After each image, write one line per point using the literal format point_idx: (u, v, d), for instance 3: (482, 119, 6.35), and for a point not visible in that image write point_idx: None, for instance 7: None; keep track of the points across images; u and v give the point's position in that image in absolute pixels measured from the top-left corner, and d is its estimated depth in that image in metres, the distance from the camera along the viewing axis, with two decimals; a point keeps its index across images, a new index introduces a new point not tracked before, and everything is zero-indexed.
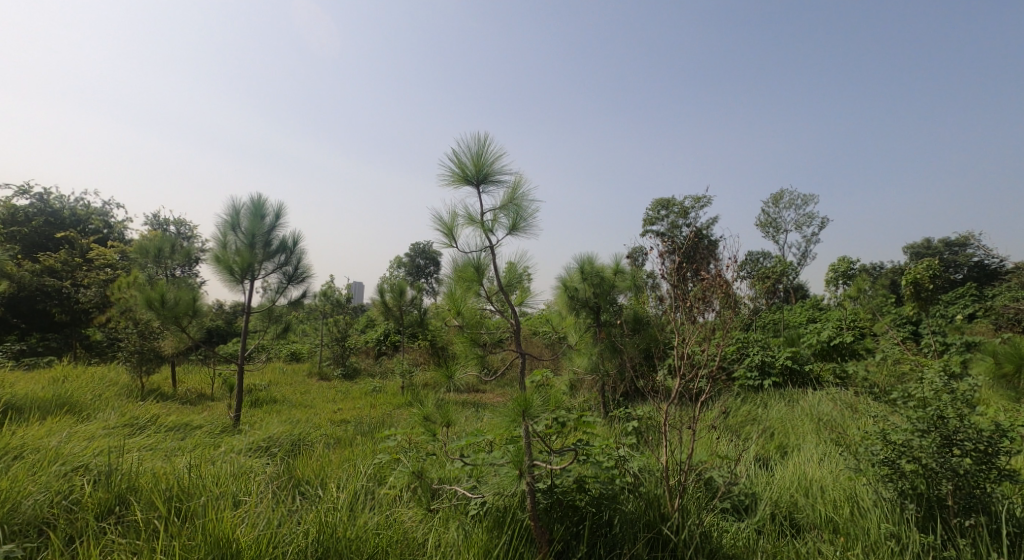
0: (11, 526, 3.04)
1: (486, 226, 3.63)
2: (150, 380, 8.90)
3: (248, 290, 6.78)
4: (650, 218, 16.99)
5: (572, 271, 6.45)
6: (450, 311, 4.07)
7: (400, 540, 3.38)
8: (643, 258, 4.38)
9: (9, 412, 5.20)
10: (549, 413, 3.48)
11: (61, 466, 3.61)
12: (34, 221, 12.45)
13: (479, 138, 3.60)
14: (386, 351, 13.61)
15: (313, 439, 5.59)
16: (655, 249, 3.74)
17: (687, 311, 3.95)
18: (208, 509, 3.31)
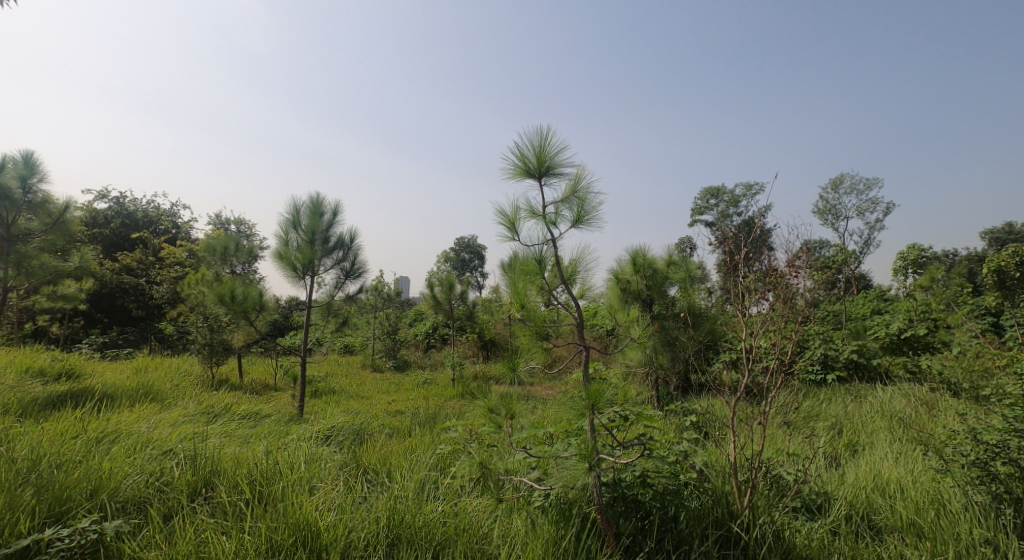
0: (114, 502, 3.24)
1: (549, 219, 3.63)
2: (220, 371, 9.37)
3: (309, 286, 7.04)
4: (699, 207, 16.45)
5: (623, 264, 6.35)
6: (512, 304, 4.05)
7: (467, 529, 3.44)
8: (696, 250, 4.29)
9: (101, 399, 5.58)
10: (614, 406, 3.45)
11: (152, 450, 3.86)
12: (112, 223, 13.30)
13: (540, 131, 3.60)
14: (435, 344, 13.90)
15: (374, 429, 5.78)
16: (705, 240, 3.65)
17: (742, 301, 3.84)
18: (287, 494, 3.46)
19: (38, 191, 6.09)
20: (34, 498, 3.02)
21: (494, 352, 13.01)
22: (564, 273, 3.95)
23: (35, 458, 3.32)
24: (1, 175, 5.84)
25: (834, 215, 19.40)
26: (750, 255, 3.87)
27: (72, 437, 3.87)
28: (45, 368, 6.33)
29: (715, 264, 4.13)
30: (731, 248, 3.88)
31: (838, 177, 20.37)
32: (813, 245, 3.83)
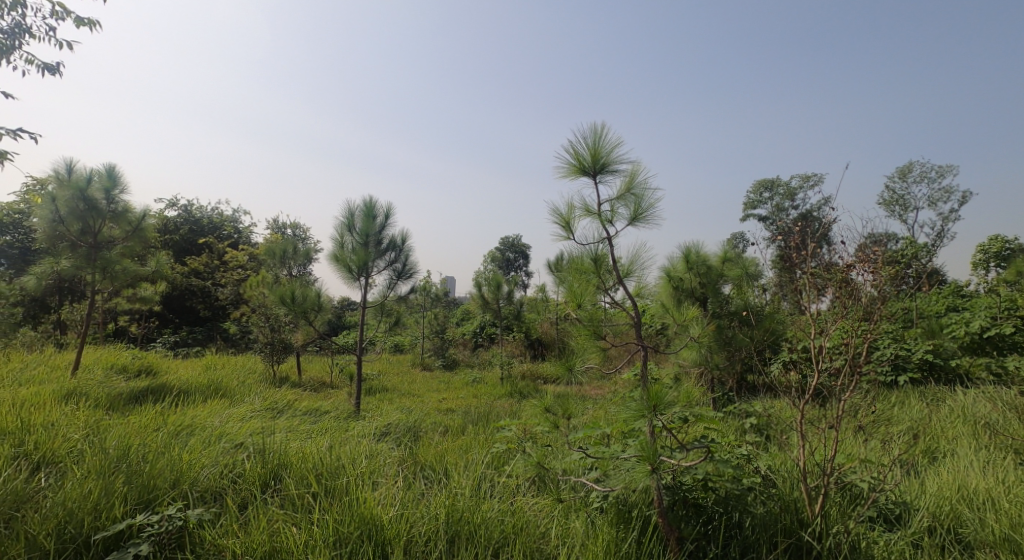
0: (194, 491, 3.41)
1: (604, 217, 3.60)
2: (280, 369, 9.75)
3: (363, 287, 7.25)
4: (752, 201, 15.91)
5: (676, 261, 6.22)
6: (568, 304, 3.99)
7: (524, 528, 3.45)
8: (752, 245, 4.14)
9: (177, 395, 5.90)
10: (675, 408, 3.37)
11: (226, 443, 4.07)
12: (181, 229, 14.06)
13: (595, 129, 3.57)
14: (482, 343, 14.02)
15: (427, 426, 5.88)
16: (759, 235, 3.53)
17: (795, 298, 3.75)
18: (352, 488, 3.57)
19: (119, 201, 6.50)
20: (126, 486, 3.21)
21: (542, 351, 13.02)
22: (620, 271, 3.91)
23: (124, 448, 3.55)
24: (87, 187, 6.26)
25: (903, 206, 18.35)
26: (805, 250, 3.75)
27: (153, 430, 4.11)
28: (126, 365, 6.76)
29: (770, 261, 4.04)
30: (787, 242, 3.79)
31: (907, 165, 19.29)
32: (880, 239, 3.62)
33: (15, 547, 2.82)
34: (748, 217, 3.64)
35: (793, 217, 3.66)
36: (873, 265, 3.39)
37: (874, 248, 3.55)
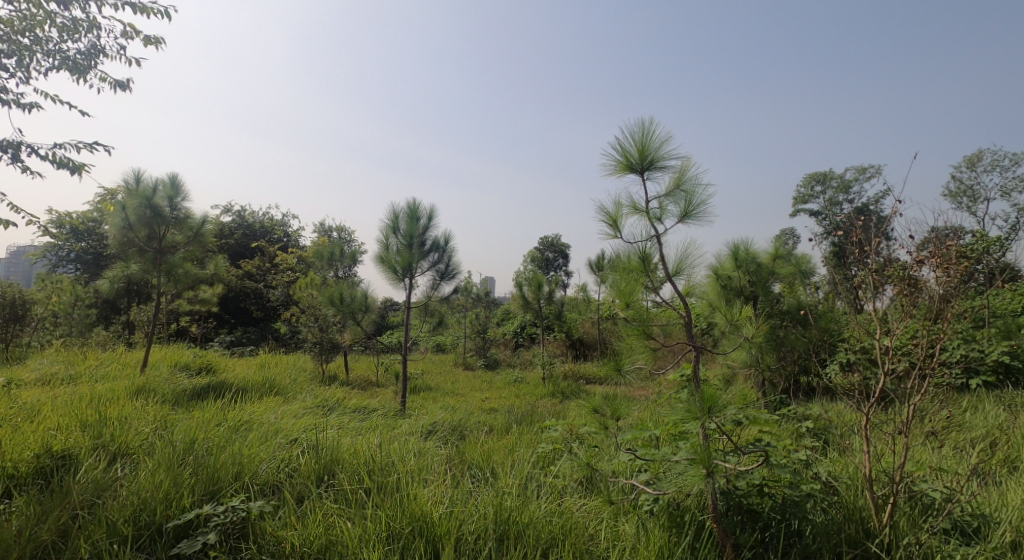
0: (255, 484, 3.54)
1: (653, 215, 3.55)
2: (329, 367, 10.01)
3: (408, 287, 7.38)
4: (803, 197, 15.36)
5: (724, 259, 6.06)
6: (616, 304, 3.94)
7: (572, 529, 3.43)
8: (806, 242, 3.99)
9: (235, 392, 6.14)
10: (729, 411, 3.27)
11: (282, 438, 4.21)
12: (235, 233, 14.63)
13: (643, 124, 3.52)
14: (523, 343, 14.03)
15: (472, 425, 5.93)
16: (814, 231, 3.39)
17: (853, 295, 3.62)
18: (403, 485, 3.63)
19: (182, 208, 6.80)
20: (193, 477, 3.36)
21: (584, 351, 12.92)
22: (669, 270, 3.84)
23: (190, 442, 3.72)
24: (153, 196, 6.59)
25: (971, 196, 17.30)
26: (863, 245, 3.62)
27: (215, 425, 4.28)
28: (188, 363, 7.08)
29: (823, 258, 3.92)
30: (843, 237, 3.66)
31: (976, 155, 18.19)
32: (946, 234, 3.42)
33: (97, 531, 2.95)
34: (802, 212, 3.51)
35: (849, 213, 3.50)
36: (939, 260, 3.24)
37: (940, 243, 3.36)
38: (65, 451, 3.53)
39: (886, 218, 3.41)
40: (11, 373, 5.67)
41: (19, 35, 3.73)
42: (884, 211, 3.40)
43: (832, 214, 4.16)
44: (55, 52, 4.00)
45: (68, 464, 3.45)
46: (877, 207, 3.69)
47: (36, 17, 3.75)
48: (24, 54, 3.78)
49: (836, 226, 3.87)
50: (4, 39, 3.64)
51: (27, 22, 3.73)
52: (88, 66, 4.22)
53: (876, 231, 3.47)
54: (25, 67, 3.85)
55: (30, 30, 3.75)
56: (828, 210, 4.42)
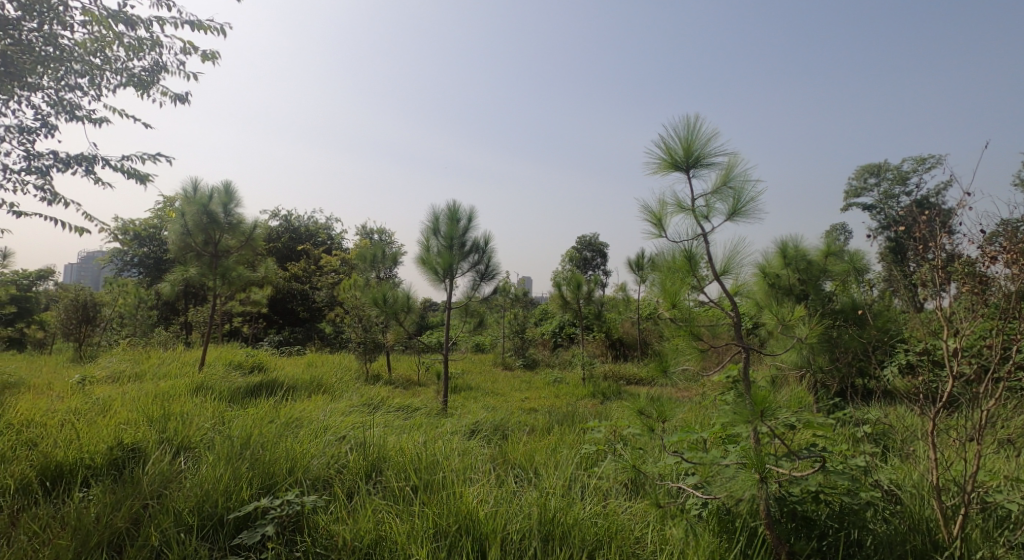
0: (307, 479, 3.64)
1: (699, 213, 3.49)
2: (372, 367, 10.22)
3: (449, 288, 7.45)
4: (856, 189, 14.74)
5: (771, 257, 5.89)
6: (662, 304, 3.87)
7: (618, 532, 3.39)
8: (862, 238, 3.82)
9: (285, 389, 6.34)
10: (783, 415, 3.17)
11: (331, 435, 4.33)
12: (282, 237, 15.10)
13: (688, 121, 3.46)
14: (562, 343, 13.98)
15: (513, 425, 5.95)
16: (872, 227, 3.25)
17: (913, 293, 3.45)
18: (449, 482, 3.68)
19: (235, 213, 7.07)
20: (251, 472, 3.48)
21: (624, 351, 12.79)
22: (717, 269, 3.75)
23: (246, 437, 3.87)
24: (209, 202, 6.87)
25: None
26: (926, 241, 3.45)
27: (268, 422, 4.43)
28: (242, 362, 7.35)
29: (879, 254, 3.76)
30: (902, 232, 3.50)
31: None
32: (1018, 229, 3.21)
33: (165, 520, 3.08)
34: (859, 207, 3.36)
35: (909, 207, 3.34)
36: (1012, 256, 3.05)
37: (1011, 237, 3.17)
38: (134, 444, 3.72)
39: (952, 212, 3.24)
40: (83, 371, 6.00)
41: (90, 56, 3.95)
42: (948, 204, 3.23)
43: (890, 209, 3.99)
44: (123, 70, 4.21)
45: (137, 455, 3.64)
46: (940, 200, 3.51)
47: (106, 38, 3.95)
48: (95, 73, 4.00)
49: (895, 222, 3.70)
50: (79, 61, 3.85)
51: (99, 43, 3.94)
52: (152, 82, 4.43)
53: (941, 226, 3.29)
54: (96, 86, 4.08)
55: (101, 50, 3.96)
56: (884, 205, 4.24)
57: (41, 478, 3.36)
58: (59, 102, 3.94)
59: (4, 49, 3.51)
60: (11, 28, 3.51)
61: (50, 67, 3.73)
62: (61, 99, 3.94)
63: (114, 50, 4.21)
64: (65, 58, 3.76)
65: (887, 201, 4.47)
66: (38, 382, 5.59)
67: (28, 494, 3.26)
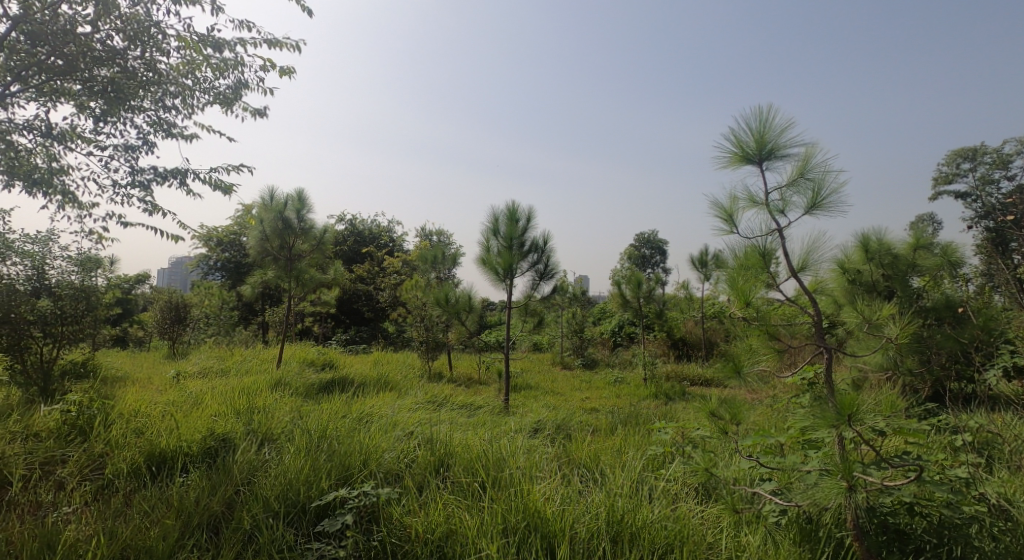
0: (380, 471, 3.74)
1: (774, 207, 3.35)
2: (434, 365, 10.42)
3: (510, 288, 7.49)
4: (947, 175, 13.66)
5: (850, 252, 5.57)
6: (733, 303, 3.73)
7: (690, 536, 3.31)
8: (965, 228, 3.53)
9: (356, 386, 6.59)
10: (871, 420, 2.98)
11: (401, 431, 4.45)
12: (347, 239, 15.63)
13: (760, 112, 3.34)
14: (622, 343, 13.77)
15: (576, 425, 5.91)
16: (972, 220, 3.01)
17: (1018, 290, 3.20)
18: (515, 480, 3.68)
19: (307, 219, 7.38)
20: (329, 464, 3.61)
21: (688, 351, 12.46)
22: (793, 265, 3.59)
23: (323, 431, 4.03)
24: (284, 209, 7.21)
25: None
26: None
27: (341, 417, 4.61)
28: (314, 359, 7.67)
29: (979, 246, 3.49)
30: (1007, 224, 3.21)
31: None
32: None
33: (255, 505, 3.26)
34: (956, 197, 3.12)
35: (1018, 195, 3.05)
36: None
37: None
38: (225, 434, 3.95)
39: None
40: (176, 367, 6.45)
41: (182, 78, 4.20)
42: None
43: (993, 198, 3.67)
44: (210, 90, 4.47)
45: (228, 445, 3.85)
46: None
47: (196, 60, 4.20)
48: (187, 94, 4.26)
49: (999, 211, 3.40)
50: (173, 83, 4.11)
51: (190, 66, 4.20)
52: (236, 98, 4.68)
53: None
54: (188, 105, 4.35)
55: (192, 72, 4.21)
56: (986, 194, 3.91)
57: (148, 463, 3.64)
58: (158, 122, 4.23)
59: (113, 77, 3.82)
60: (117, 58, 3.81)
61: (150, 91, 3.99)
62: (159, 119, 4.23)
63: (202, 71, 4.47)
64: (163, 82, 4.01)
65: (987, 190, 4.13)
66: (140, 376, 6.05)
67: (137, 477, 3.54)
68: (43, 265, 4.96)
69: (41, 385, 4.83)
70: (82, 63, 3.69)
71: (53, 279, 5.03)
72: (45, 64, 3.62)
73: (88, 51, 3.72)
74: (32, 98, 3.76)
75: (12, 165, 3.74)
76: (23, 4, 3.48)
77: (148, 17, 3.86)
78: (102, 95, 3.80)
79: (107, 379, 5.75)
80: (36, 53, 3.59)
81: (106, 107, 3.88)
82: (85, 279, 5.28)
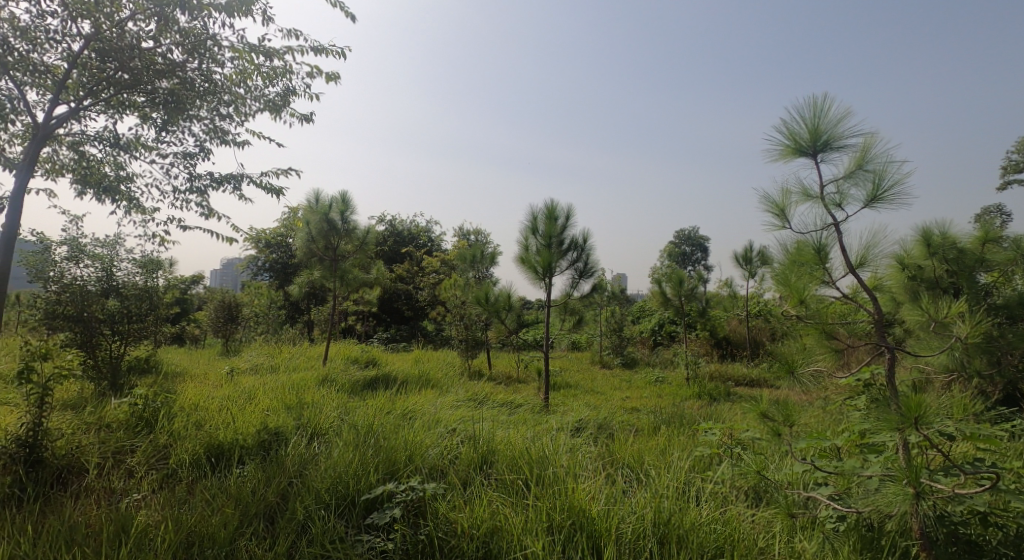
0: (425, 467, 3.76)
1: (831, 201, 3.21)
2: (474, 363, 10.46)
3: (550, 286, 7.45)
4: (1013, 165, 12.88)
5: (910, 247, 5.30)
6: (786, 300, 3.58)
7: (742, 539, 3.21)
8: None
9: (399, 383, 6.67)
10: (939, 423, 2.82)
11: (444, 428, 4.47)
12: (387, 239, 15.87)
13: (814, 102, 3.20)
14: (663, 342, 13.53)
15: (618, 424, 5.82)
16: None
17: None
18: (559, 478, 3.64)
19: (350, 220, 7.50)
20: (376, 459, 3.66)
21: (732, 350, 12.14)
22: (851, 260, 3.43)
23: (369, 427, 4.09)
24: (329, 211, 7.35)
25: None
26: None
27: (386, 413, 4.67)
28: (358, 357, 7.81)
29: None
30: None
31: None
32: None
33: (307, 497, 3.32)
34: None
35: None
36: None
37: None
38: (277, 428, 4.05)
39: None
40: (231, 363, 6.68)
41: (236, 87, 4.29)
42: None
43: None
44: (261, 97, 4.56)
45: (281, 438, 3.96)
46: None
47: (248, 69, 4.29)
48: (240, 102, 4.36)
49: None
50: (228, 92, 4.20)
51: (242, 75, 4.29)
52: (285, 105, 4.76)
53: None
54: (241, 113, 4.45)
55: (244, 81, 4.30)
56: None
57: (207, 454, 3.76)
58: (214, 130, 4.33)
59: (173, 88, 3.94)
60: (177, 70, 3.92)
61: (206, 101, 4.08)
62: (215, 127, 4.33)
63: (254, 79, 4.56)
64: (219, 92, 4.07)
65: None
66: (197, 372, 6.29)
67: (198, 467, 3.66)
68: (112, 267, 5.21)
69: (111, 378, 5.10)
70: (146, 77, 3.83)
71: (120, 280, 5.27)
72: (113, 79, 3.80)
73: (151, 65, 3.85)
74: (102, 111, 3.94)
75: (85, 174, 3.92)
76: (94, 23, 3.62)
77: (205, 30, 3.94)
78: (163, 106, 3.94)
79: (167, 374, 5.99)
80: (106, 68, 3.78)
81: (167, 117, 4.02)
82: (148, 280, 5.47)
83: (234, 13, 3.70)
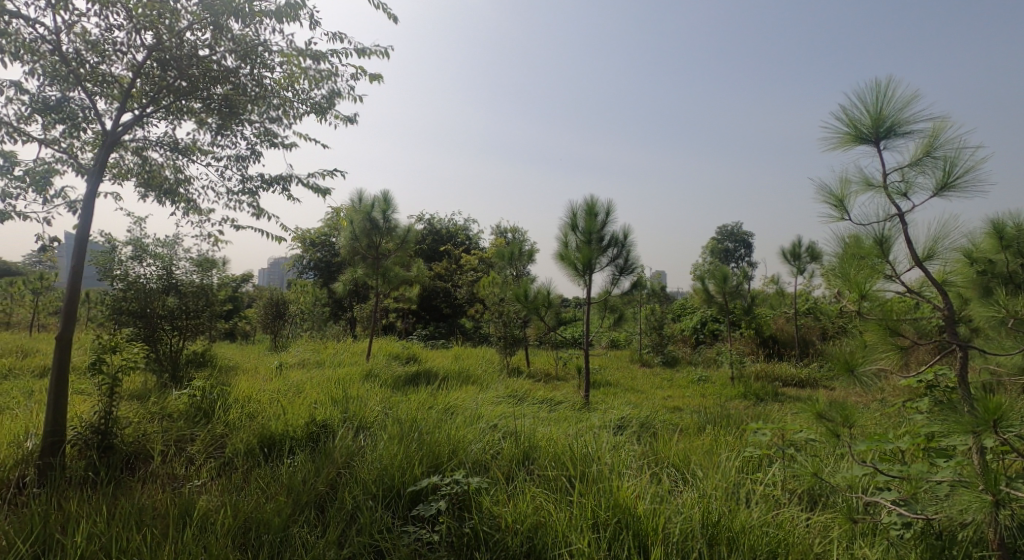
0: (467, 461, 3.75)
1: (896, 190, 3.02)
2: (513, 361, 10.43)
3: (590, 283, 7.35)
4: None
5: (978, 240, 4.98)
6: (846, 295, 3.39)
7: (800, 543, 3.07)
8: None
9: (439, 379, 6.70)
10: (1020, 425, 2.62)
11: (485, 423, 4.45)
12: (426, 238, 16.01)
13: (877, 86, 3.02)
14: (705, 341, 13.22)
15: (660, 424, 5.68)
16: None
17: None
18: (602, 476, 3.56)
19: (392, 218, 7.56)
20: (419, 452, 3.67)
21: (778, 349, 11.76)
22: (916, 253, 3.23)
23: (411, 421, 4.10)
24: (371, 211, 7.44)
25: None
26: None
27: (427, 408, 4.68)
28: (399, 353, 7.89)
29: None
30: None
31: None
32: None
33: (355, 488, 3.36)
34: None
35: None
36: None
37: None
38: (324, 421, 4.11)
39: None
40: (278, 358, 6.84)
41: (285, 91, 4.35)
42: None
43: None
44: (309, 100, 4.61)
45: (327, 431, 4.01)
46: None
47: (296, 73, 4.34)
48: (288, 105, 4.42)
49: None
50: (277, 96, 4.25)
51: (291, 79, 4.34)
52: (331, 106, 4.81)
53: None
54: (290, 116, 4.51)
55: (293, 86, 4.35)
56: None
57: (261, 444, 3.85)
58: (266, 133, 4.40)
59: (227, 94, 4.02)
60: (231, 76, 3.98)
61: (258, 105, 4.14)
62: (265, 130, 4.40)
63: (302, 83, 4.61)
64: (269, 97, 4.12)
65: None
66: (247, 366, 6.46)
67: (252, 456, 3.75)
68: (171, 266, 5.39)
69: (171, 371, 5.36)
70: (202, 83, 3.92)
71: (179, 278, 5.45)
72: (173, 87, 3.91)
73: (207, 72, 3.93)
74: (162, 117, 4.06)
75: (147, 178, 4.04)
76: (156, 35, 3.73)
77: (256, 37, 3.99)
78: (219, 111, 4.03)
79: (218, 367, 6.17)
80: (166, 77, 3.88)
81: (222, 122, 4.11)
82: (205, 280, 5.62)
83: (283, 20, 3.73)
